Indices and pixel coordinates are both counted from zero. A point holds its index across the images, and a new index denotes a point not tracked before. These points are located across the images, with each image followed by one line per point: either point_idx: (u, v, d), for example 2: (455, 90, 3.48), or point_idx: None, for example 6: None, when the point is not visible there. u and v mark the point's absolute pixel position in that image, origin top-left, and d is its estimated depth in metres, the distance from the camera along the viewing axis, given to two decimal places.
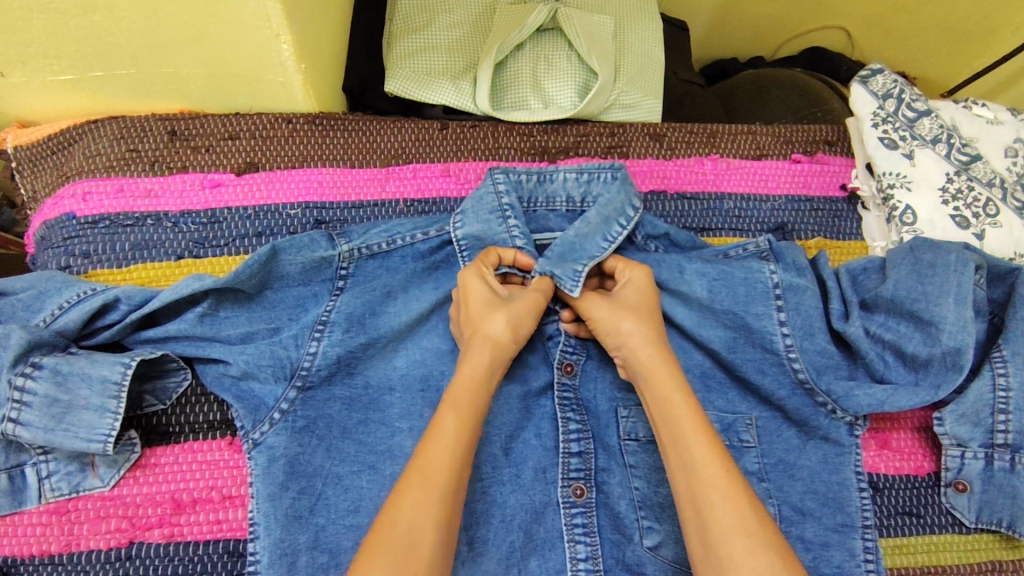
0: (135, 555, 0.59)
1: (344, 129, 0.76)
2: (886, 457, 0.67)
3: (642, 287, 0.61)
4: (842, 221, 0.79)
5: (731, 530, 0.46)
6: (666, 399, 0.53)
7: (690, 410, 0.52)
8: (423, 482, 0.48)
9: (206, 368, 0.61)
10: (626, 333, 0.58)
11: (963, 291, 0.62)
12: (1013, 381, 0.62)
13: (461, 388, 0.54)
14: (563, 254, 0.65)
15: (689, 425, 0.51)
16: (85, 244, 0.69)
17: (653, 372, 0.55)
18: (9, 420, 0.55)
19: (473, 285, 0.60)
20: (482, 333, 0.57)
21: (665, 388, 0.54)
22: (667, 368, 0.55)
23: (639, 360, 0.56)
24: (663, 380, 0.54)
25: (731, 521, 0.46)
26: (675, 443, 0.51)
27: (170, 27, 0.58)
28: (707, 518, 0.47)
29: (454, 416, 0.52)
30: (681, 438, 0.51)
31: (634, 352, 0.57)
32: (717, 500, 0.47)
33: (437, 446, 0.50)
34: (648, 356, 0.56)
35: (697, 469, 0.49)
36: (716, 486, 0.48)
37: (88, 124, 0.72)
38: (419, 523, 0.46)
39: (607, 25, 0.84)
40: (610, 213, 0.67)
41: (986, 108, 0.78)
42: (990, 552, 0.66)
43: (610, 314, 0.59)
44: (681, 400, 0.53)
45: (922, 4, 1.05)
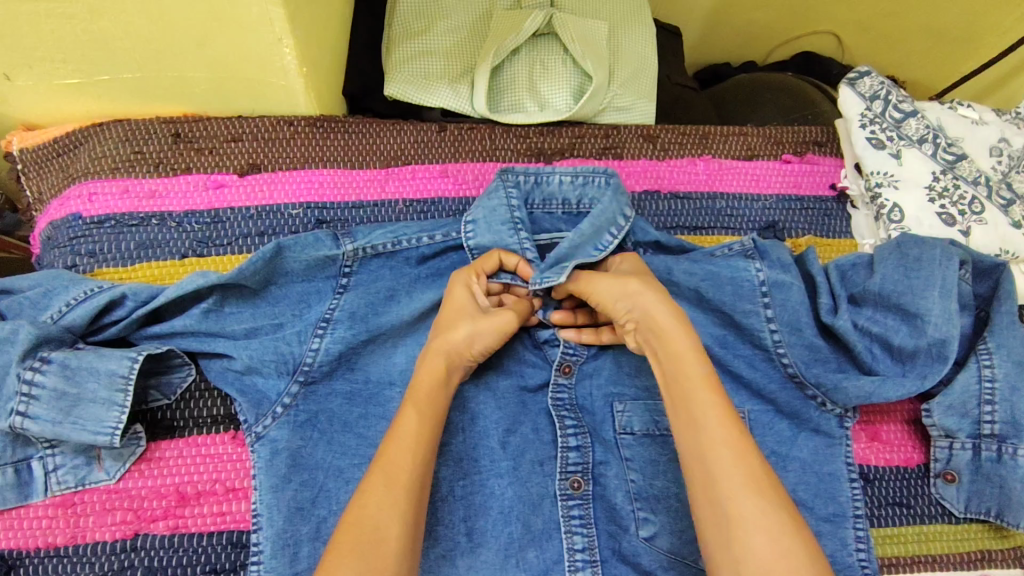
0: (140, 546, 0.60)
1: (345, 132, 0.77)
2: (876, 449, 0.69)
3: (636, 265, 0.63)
4: (831, 220, 0.81)
5: (741, 486, 0.47)
6: (679, 358, 0.53)
7: (702, 368, 0.53)
8: (387, 481, 0.49)
9: (211, 363, 0.63)
10: (636, 294, 0.57)
11: (948, 283, 0.64)
12: (998, 372, 0.64)
13: (421, 390, 0.55)
14: (556, 262, 0.65)
15: (699, 384, 0.52)
16: (91, 243, 0.71)
17: (666, 332, 0.55)
18: (18, 413, 0.56)
19: (456, 291, 0.62)
20: (439, 340, 0.59)
21: (676, 348, 0.54)
22: (679, 325, 0.55)
23: (651, 319, 0.56)
24: (677, 340, 0.54)
25: (741, 478, 0.47)
26: (686, 402, 0.51)
27: (176, 31, 0.59)
28: (716, 473, 0.48)
29: (415, 415, 0.53)
30: (692, 396, 0.51)
31: (646, 311, 0.56)
32: (727, 456, 0.48)
33: (399, 446, 0.51)
34: (661, 316, 0.56)
35: (707, 427, 0.49)
36: (726, 443, 0.48)
37: (93, 127, 0.73)
38: (386, 518, 0.47)
39: (601, 29, 0.86)
40: (602, 223, 0.68)
41: (972, 108, 0.80)
42: (980, 541, 0.68)
43: (616, 280, 0.59)
44: (693, 359, 0.53)
45: (909, 9, 1.08)
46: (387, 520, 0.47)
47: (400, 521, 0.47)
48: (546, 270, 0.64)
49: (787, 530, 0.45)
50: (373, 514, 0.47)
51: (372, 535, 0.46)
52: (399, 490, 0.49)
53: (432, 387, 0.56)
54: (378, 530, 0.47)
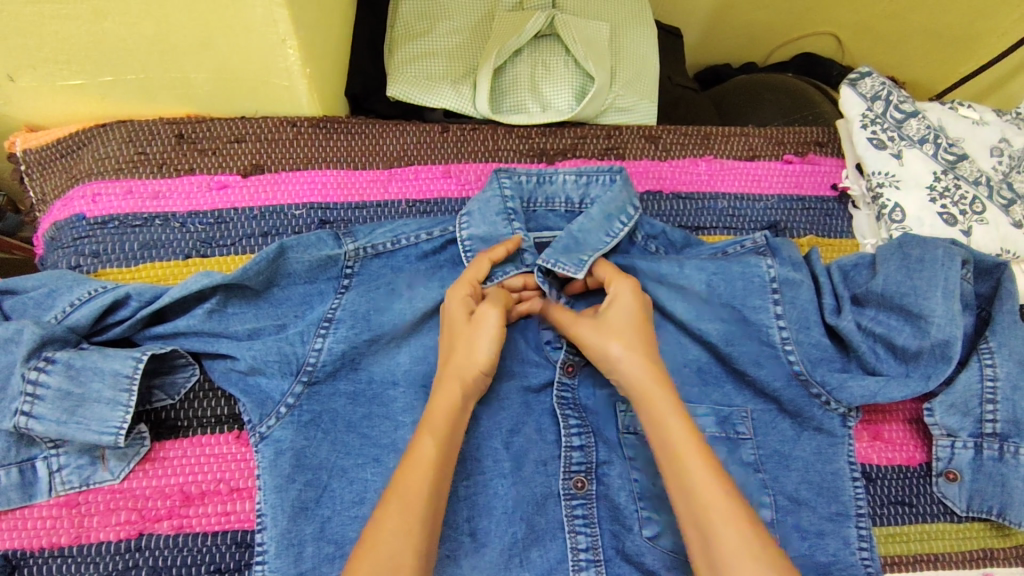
0: (145, 546, 0.60)
1: (348, 132, 0.78)
2: (878, 448, 0.69)
3: (630, 305, 0.61)
4: (833, 220, 0.81)
5: (735, 553, 0.47)
6: (664, 421, 0.53)
7: (687, 430, 0.53)
8: (401, 509, 0.49)
9: (214, 364, 0.63)
10: (615, 356, 0.58)
11: (950, 284, 0.64)
12: (1000, 372, 0.64)
13: (437, 417, 0.55)
14: (568, 246, 0.66)
15: (686, 446, 0.52)
16: (94, 244, 0.71)
17: (648, 395, 0.55)
18: (22, 414, 0.56)
19: (457, 315, 0.61)
20: (455, 369, 0.58)
21: (657, 410, 0.54)
22: (661, 388, 0.55)
23: (631, 382, 0.57)
24: (660, 403, 0.54)
25: (735, 543, 0.47)
26: (674, 465, 0.51)
27: (180, 32, 0.60)
28: (711, 540, 0.48)
29: (432, 442, 0.53)
30: (678, 459, 0.51)
31: (625, 375, 0.57)
32: (720, 521, 0.48)
33: (414, 471, 0.51)
34: (644, 379, 0.56)
35: (697, 491, 0.50)
36: (718, 507, 0.48)
37: (97, 127, 0.74)
38: (399, 548, 0.47)
39: (603, 31, 0.86)
40: (612, 211, 0.69)
41: (972, 108, 0.80)
42: (982, 540, 0.68)
43: (598, 337, 0.59)
44: (677, 421, 0.53)
45: (909, 10, 1.09)
46: (401, 554, 0.47)
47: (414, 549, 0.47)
48: (559, 253, 0.65)
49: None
50: (388, 543, 0.47)
51: (384, 555, 0.46)
52: (413, 519, 0.49)
53: (449, 411, 0.56)
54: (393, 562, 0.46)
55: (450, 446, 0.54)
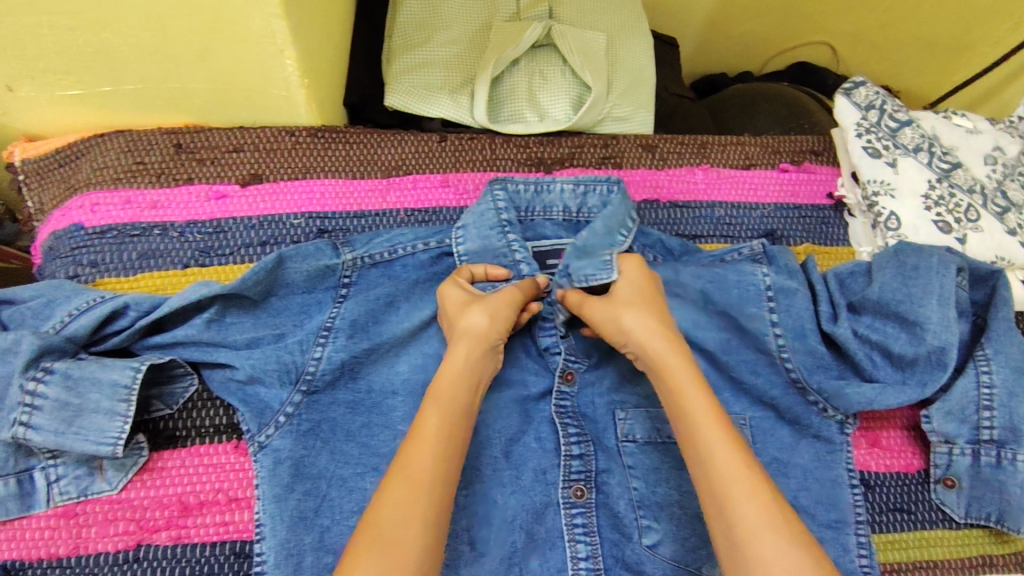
0: (143, 557, 0.60)
1: (346, 142, 0.78)
2: (876, 456, 0.69)
3: (636, 281, 0.62)
4: (829, 228, 0.82)
5: (756, 526, 0.46)
6: (682, 394, 0.53)
7: (705, 402, 0.52)
8: (406, 482, 0.48)
9: (213, 373, 0.63)
10: (630, 327, 0.58)
11: (946, 292, 0.64)
12: (996, 378, 0.64)
13: (441, 388, 0.55)
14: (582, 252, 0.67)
15: (704, 416, 0.51)
16: (93, 254, 0.71)
17: (665, 365, 0.55)
18: (20, 424, 0.56)
19: (454, 295, 0.62)
20: (460, 330, 0.59)
21: (677, 381, 0.54)
22: (680, 360, 0.55)
23: (650, 353, 0.56)
24: (675, 373, 0.54)
25: (755, 516, 0.46)
26: (692, 440, 0.51)
27: (178, 43, 0.60)
28: (731, 514, 0.47)
29: (436, 411, 0.53)
30: (695, 432, 0.51)
31: (644, 345, 0.57)
32: (740, 494, 0.47)
33: (419, 443, 0.50)
34: (660, 349, 0.56)
35: (717, 464, 0.49)
36: (737, 479, 0.48)
37: (95, 138, 0.74)
38: (405, 518, 0.46)
39: (599, 41, 0.87)
40: (613, 224, 0.69)
41: (966, 117, 0.81)
42: (980, 546, 0.68)
43: (609, 309, 0.60)
44: (695, 392, 0.53)
45: (902, 20, 1.10)
46: (410, 522, 0.46)
47: (421, 518, 0.47)
48: (579, 259, 0.67)
49: (808, 569, 0.44)
50: (392, 515, 0.46)
51: (384, 530, 0.46)
52: (419, 490, 0.48)
53: (454, 381, 0.55)
54: (396, 532, 0.46)
55: (455, 416, 0.53)
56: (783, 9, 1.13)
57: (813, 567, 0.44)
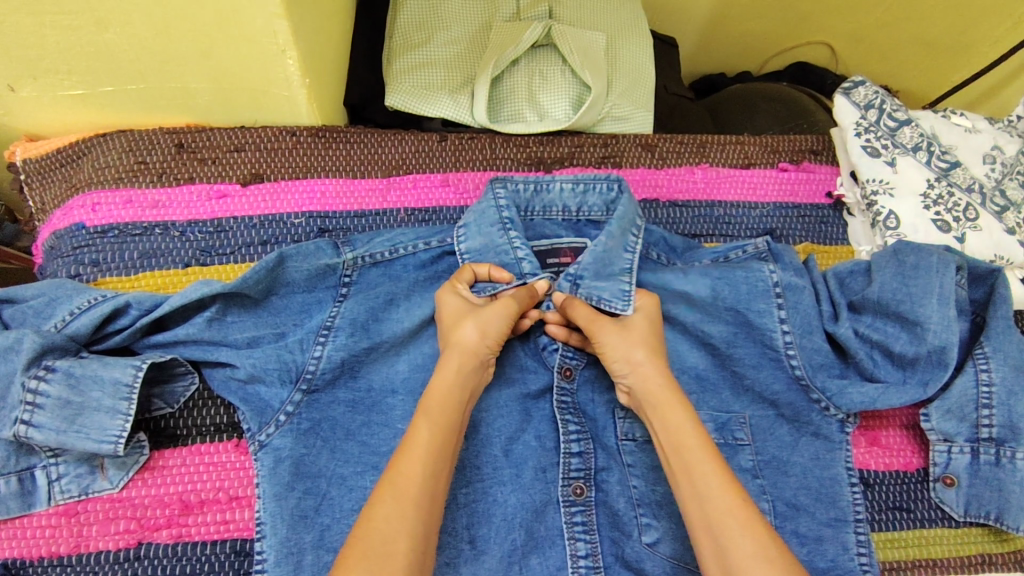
0: (144, 555, 0.60)
1: (347, 142, 0.78)
2: (875, 454, 0.69)
3: (651, 315, 0.62)
4: (828, 227, 0.82)
5: (751, 557, 0.46)
6: (676, 429, 0.54)
7: (698, 436, 0.53)
8: (395, 493, 0.48)
9: (214, 372, 0.63)
10: (636, 362, 0.58)
11: (946, 291, 0.64)
12: (995, 376, 0.64)
13: (433, 399, 0.55)
14: (601, 275, 0.66)
15: (699, 451, 0.52)
16: (95, 253, 0.71)
17: (660, 402, 0.56)
18: (21, 422, 0.56)
19: (450, 304, 0.62)
20: (452, 343, 0.59)
21: (672, 415, 0.55)
22: (675, 395, 0.56)
23: (648, 389, 0.57)
24: (670, 408, 0.55)
25: (751, 549, 0.46)
26: (686, 471, 0.51)
27: (180, 43, 0.60)
28: (727, 545, 0.47)
29: (427, 426, 0.53)
30: (690, 465, 0.52)
31: (644, 381, 0.57)
32: (735, 527, 0.48)
33: (410, 456, 0.50)
34: (658, 385, 0.57)
35: (711, 497, 0.49)
36: (731, 512, 0.48)
37: (97, 137, 0.74)
38: (393, 532, 0.46)
39: (599, 41, 0.87)
40: (625, 225, 0.68)
41: (965, 116, 0.81)
42: (979, 545, 0.68)
43: (620, 342, 0.59)
44: (690, 427, 0.54)
45: (901, 20, 1.10)
46: (397, 536, 0.46)
47: (409, 531, 0.47)
48: (596, 282, 0.65)
49: None
50: (381, 527, 0.46)
51: (372, 540, 0.46)
52: (408, 504, 0.48)
53: (444, 394, 0.55)
54: (386, 544, 0.46)
55: (447, 432, 0.53)
56: (782, 9, 1.13)
57: None
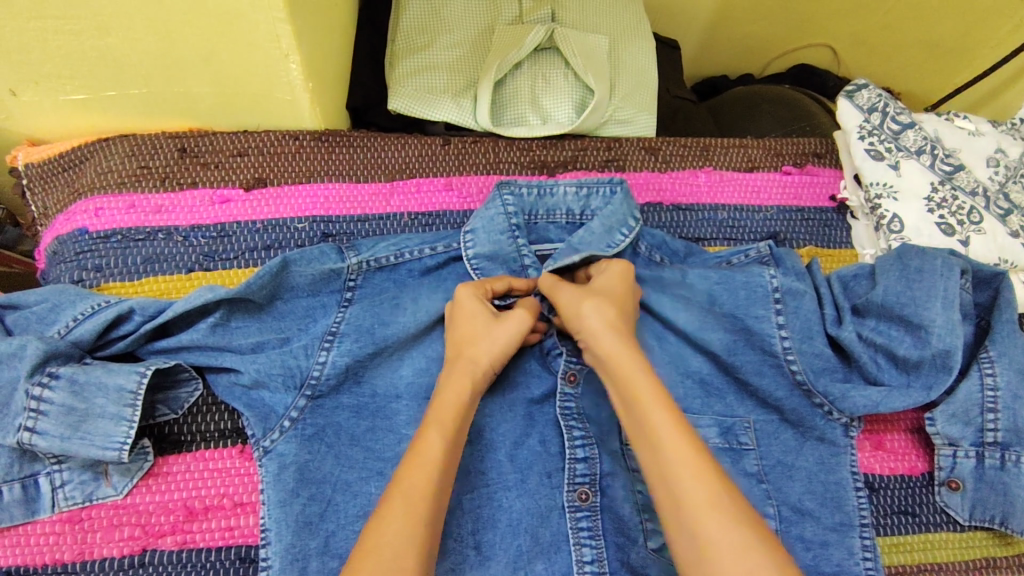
0: (148, 562, 0.60)
1: (350, 146, 0.78)
2: (881, 458, 0.69)
3: (616, 276, 0.63)
4: (832, 230, 0.82)
5: (701, 504, 0.46)
6: (631, 381, 0.53)
7: (651, 386, 0.53)
8: (404, 502, 0.48)
9: (218, 378, 0.63)
10: (586, 314, 0.58)
11: (950, 295, 0.64)
12: (1000, 381, 0.64)
13: (444, 409, 0.55)
14: (570, 253, 0.68)
15: (651, 400, 0.52)
16: (98, 258, 0.71)
17: (612, 354, 0.56)
18: (26, 429, 0.56)
19: (465, 305, 0.62)
20: (468, 357, 0.59)
21: (624, 365, 0.55)
22: (627, 348, 0.56)
23: (598, 341, 0.57)
24: (623, 360, 0.55)
25: (702, 495, 0.46)
26: (640, 420, 0.51)
27: (182, 47, 0.60)
28: (682, 499, 0.47)
29: (438, 437, 0.52)
30: (643, 415, 0.51)
31: (593, 332, 0.57)
32: (686, 474, 0.47)
33: (418, 467, 0.50)
34: (607, 336, 0.57)
35: (663, 446, 0.49)
36: (683, 460, 0.48)
37: (99, 142, 0.74)
38: (403, 545, 0.46)
39: (601, 44, 0.87)
40: (613, 223, 0.69)
41: (968, 120, 0.81)
42: (985, 549, 0.68)
43: (575, 295, 0.61)
44: (641, 378, 0.53)
45: (903, 22, 1.10)
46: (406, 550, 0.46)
47: (417, 538, 0.47)
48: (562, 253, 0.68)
49: (753, 546, 0.44)
50: (392, 543, 0.46)
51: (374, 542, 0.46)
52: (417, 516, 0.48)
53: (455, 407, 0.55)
54: (395, 550, 0.46)
55: (454, 443, 0.53)
56: (783, 11, 1.13)
57: (759, 545, 0.44)
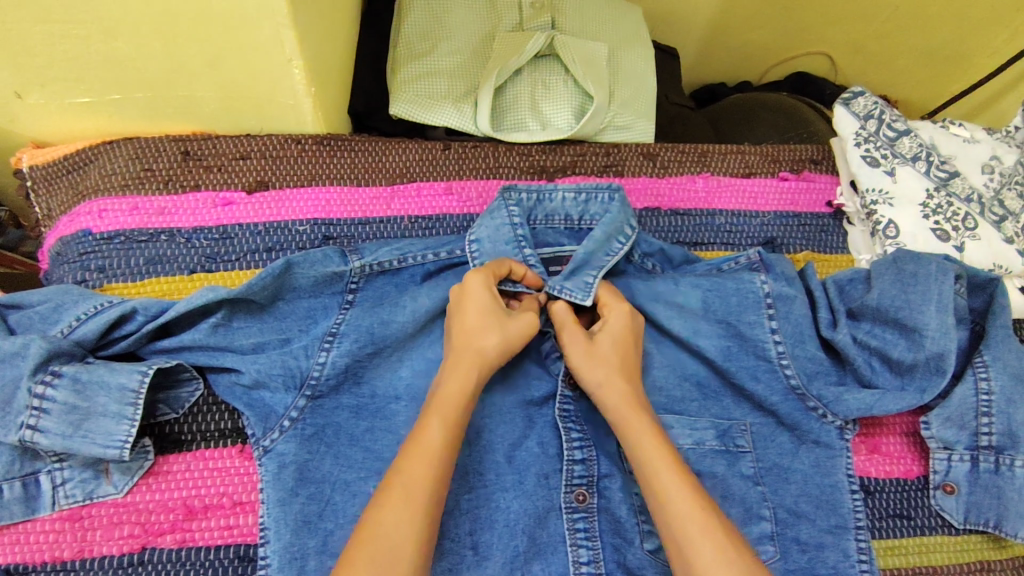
0: (148, 560, 0.60)
1: (351, 150, 0.79)
2: (876, 462, 0.69)
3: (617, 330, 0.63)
4: (828, 236, 0.83)
5: (710, 563, 0.48)
6: (641, 444, 0.55)
7: (661, 448, 0.55)
8: (404, 496, 0.49)
9: (219, 378, 0.63)
10: (601, 383, 0.59)
11: (944, 298, 0.65)
12: (995, 385, 0.65)
13: (447, 399, 0.55)
14: (572, 270, 0.68)
15: (660, 463, 0.54)
16: (101, 259, 0.71)
17: (622, 417, 0.57)
18: (28, 427, 0.56)
19: (473, 293, 0.61)
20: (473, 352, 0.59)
21: (633, 426, 0.56)
22: (638, 413, 0.57)
23: (610, 408, 0.58)
24: (633, 423, 0.57)
25: (712, 554, 0.48)
26: (650, 482, 0.53)
27: (188, 52, 0.61)
28: (691, 558, 0.49)
29: (439, 425, 0.53)
30: (653, 476, 0.53)
31: (607, 400, 0.59)
32: (695, 534, 0.49)
33: (416, 458, 0.51)
34: (618, 402, 0.58)
35: (674, 505, 0.51)
36: (692, 520, 0.50)
37: (103, 145, 0.75)
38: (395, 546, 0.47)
39: (601, 51, 0.88)
40: (612, 231, 0.70)
41: (963, 127, 0.82)
42: (979, 552, 0.68)
43: (585, 359, 0.61)
44: (651, 440, 0.55)
45: (900, 31, 1.12)
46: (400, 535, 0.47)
47: (413, 537, 0.47)
48: (566, 277, 0.67)
49: None
50: (388, 530, 0.47)
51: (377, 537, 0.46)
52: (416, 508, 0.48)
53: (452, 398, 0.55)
54: (384, 546, 0.46)
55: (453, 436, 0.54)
56: (781, 20, 1.14)
57: None
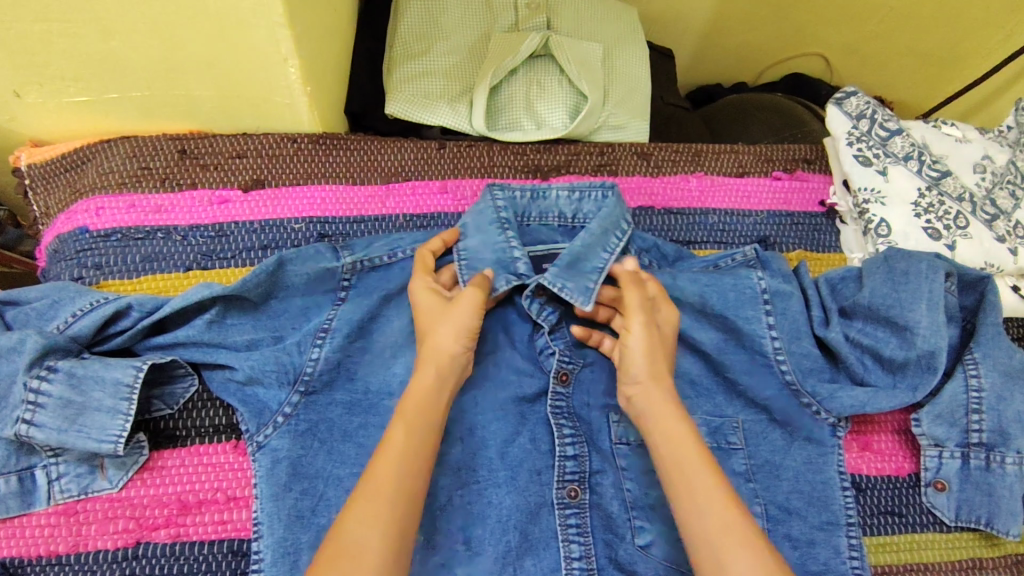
0: (142, 554, 0.61)
1: (347, 149, 0.79)
2: (868, 459, 0.70)
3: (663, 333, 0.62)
4: (821, 235, 0.83)
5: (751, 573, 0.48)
6: (681, 446, 0.54)
7: (700, 454, 0.54)
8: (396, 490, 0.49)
9: (213, 373, 0.64)
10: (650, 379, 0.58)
11: (935, 297, 0.65)
12: (985, 382, 0.65)
13: (413, 401, 0.56)
14: (572, 266, 0.66)
15: (701, 469, 0.53)
16: (98, 256, 0.72)
17: (664, 416, 0.56)
18: (23, 422, 0.57)
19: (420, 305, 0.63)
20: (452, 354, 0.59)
21: (672, 427, 0.56)
22: (681, 414, 0.56)
23: (653, 405, 0.57)
24: (674, 424, 0.56)
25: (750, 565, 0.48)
26: (687, 487, 0.52)
27: (184, 51, 0.62)
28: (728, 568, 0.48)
29: (403, 428, 0.54)
30: (691, 481, 0.52)
31: (650, 398, 0.58)
32: (733, 543, 0.49)
33: (387, 459, 0.52)
34: (661, 401, 0.57)
35: (713, 513, 0.50)
36: (732, 530, 0.50)
37: (100, 143, 0.75)
38: (386, 540, 0.47)
39: (596, 51, 0.89)
40: (609, 226, 0.70)
41: (955, 127, 0.83)
42: (970, 549, 0.69)
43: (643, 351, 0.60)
44: (692, 446, 0.54)
45: (895, 32, 1.12)
46: (368, 540, 0.47)
47: (384, 536, 0.48)
48: (565, 272, 0.65)
49: None
50: (355, 537, 0.47)
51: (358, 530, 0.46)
52: (381, 507, 0.49)
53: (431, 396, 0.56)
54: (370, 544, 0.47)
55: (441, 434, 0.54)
56: (777, 21, 1.14)
57: None
